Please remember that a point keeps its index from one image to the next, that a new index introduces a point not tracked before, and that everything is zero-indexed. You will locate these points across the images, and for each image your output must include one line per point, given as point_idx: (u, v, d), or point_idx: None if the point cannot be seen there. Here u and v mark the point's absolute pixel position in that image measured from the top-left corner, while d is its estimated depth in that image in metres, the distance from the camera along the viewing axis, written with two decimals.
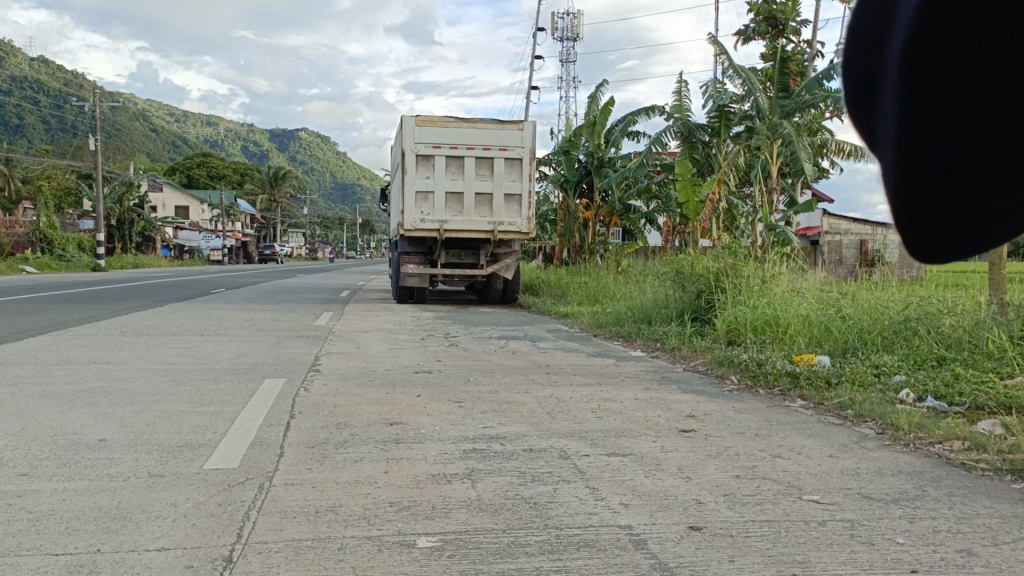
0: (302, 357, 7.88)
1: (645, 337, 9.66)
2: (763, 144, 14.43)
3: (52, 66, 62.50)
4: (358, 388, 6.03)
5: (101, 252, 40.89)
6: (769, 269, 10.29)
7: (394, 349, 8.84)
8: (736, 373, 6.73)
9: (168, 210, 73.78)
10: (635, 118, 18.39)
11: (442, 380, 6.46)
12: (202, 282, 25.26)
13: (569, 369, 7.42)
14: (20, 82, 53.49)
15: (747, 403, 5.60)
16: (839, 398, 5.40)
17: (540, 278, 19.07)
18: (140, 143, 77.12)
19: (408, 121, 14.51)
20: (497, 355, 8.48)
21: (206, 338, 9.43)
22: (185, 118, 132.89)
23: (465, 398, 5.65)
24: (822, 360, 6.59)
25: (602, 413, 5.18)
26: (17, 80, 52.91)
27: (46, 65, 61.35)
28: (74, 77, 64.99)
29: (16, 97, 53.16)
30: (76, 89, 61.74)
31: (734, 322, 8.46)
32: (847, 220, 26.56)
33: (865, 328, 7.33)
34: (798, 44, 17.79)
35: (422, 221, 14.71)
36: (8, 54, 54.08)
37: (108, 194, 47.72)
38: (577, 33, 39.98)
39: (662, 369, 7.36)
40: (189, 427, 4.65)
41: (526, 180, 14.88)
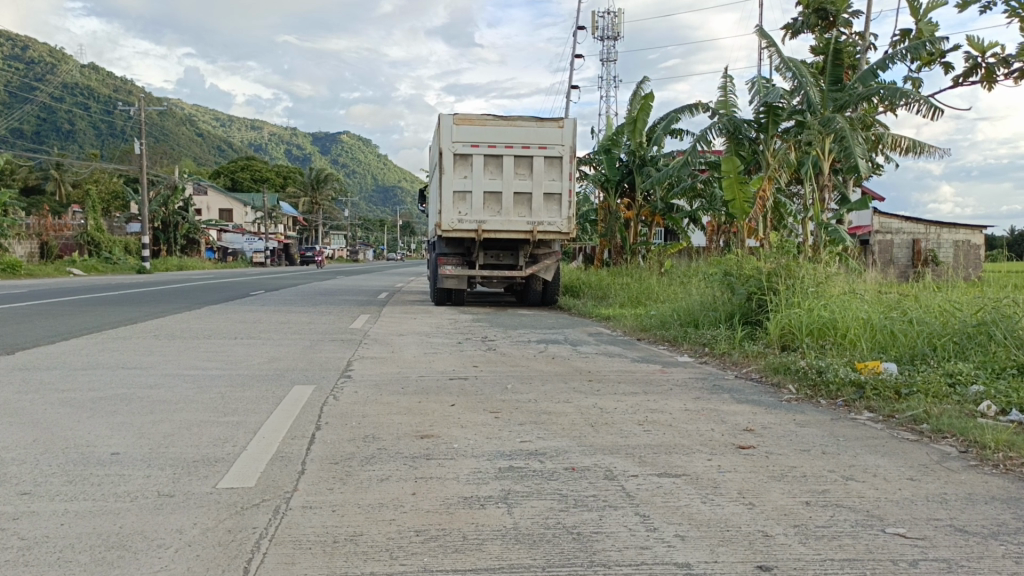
0: (334, 362, 7.59)
1: (692, 341, 9.22)
2: (815, 139, 13.87)
3: (102, 74, 63.87)
4: (390, 397, 5.71)
5: (147, 255, 41.58)
6: (823, 270, 9.77)
7: (430, 354, 8.53)
8: (795, 381, 6.27)
9: (212, 213, 74.94)
10: (678, 115, 17.88)
11: (478, 388, 6.11)
12: (242, 284, 25.27)
13: (612, 376, 7.02)
14: (71, 87, 54.87)
15: (809, 415, 5.16)
16: (912, 410, 4.94)
17: (580, 279, 18.66)
18: (186, 147, 78.52)
19: (446, 119, 14.23)
20: (536, 361, 8.11)
21: (239, 341, 9.21)
22: (230, 122, 135.06)
23: (503, 408, 5.30)
24: (888, 367, 6.12)
25: (650, 426, 4.79)
26: (68, 87, 54.26)
27: (96, 73, 62.76)
28: (121, 82, 66.45)
29: (67, 104, 54.45)
30: (124, 95, 63.11)
31: (788, 325, 8.00)
32: (899, 219, 25.76)
33: (934, 333, 6.81)
34: (850, 36, 17.05)
35: (460, 222, 14.41)
36: (60, 61, 55.40)
37: (154, 198, 48.57)
38: (618, 32, 39.42)
39: (712, 377, 6.93)
40: (208, 439, 4.37)
41: (566, 179, 14.52)
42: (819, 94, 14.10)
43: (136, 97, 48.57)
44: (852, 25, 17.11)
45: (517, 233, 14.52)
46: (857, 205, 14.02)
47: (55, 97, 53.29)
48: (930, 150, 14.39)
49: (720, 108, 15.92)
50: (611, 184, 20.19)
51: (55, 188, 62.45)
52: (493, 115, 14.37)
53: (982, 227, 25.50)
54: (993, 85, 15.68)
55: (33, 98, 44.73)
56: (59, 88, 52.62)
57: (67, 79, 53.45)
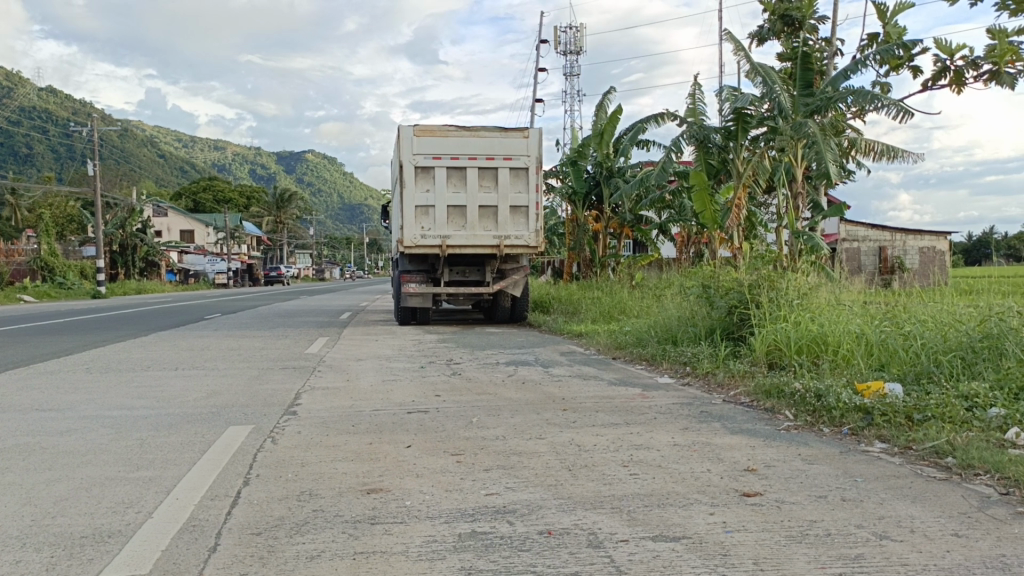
0: (281, 395, 6.84)
1: (671, 360, 8.61)
2: (787, 145, 13.40)
3: (60, 97, 62.51)
4: (336, 438, 4.98)
5: (102, 279, 40.23)
6: (806, 281, 9.20)
7: (389, 381, 7.81)
8: (791, 407, 5.67)
9: (173, 235, 73.51)
10: (644, 125, 17.43)
11: (438, 424, 5.42)
12: (199, 308, 24.16)
13: (588, 403, 6.37)
14: (28, 111, 53.47)
15: (814, 449, 4.56)
16: (933, 441, 4.37)
17: (550, 294, 18.07)
18: (147, 168, 76.92)
19: (405, 130, 13.58)
20: (505, 386, 7.42)
21: (180, 373, 8.38)
22: (193, 142, 133.02)
23: (466, 449, 4.61)
24: (893, 389, 5.51)
25: (637, 468, 4.13)
26: (24, 109, 52.80)
27: (54, 96, 61.34)
28: (81, 105, 65.00)
29: (24, 127, 53.02)
30: (84, 116, 61.66)
31: (774, 342, 7.42)
32: (866, 226, 25.62)
33: (936, 348, 6.21)
34: (817, 42, 16.70)
35: (423, 237, 13.75)
36: (16, 84, 53.99)
37: (111, 220, 47.23)
38: (581, 46, 39.17)
39: (698, 402, 6.31)
40: (107, 503, 3.61)
41: (533, 191, 13.91)
42: (790, 99, 13.68)
43: (91, 119, 47.29)
44: (818, 31, 16.75)
45: (483, 247, 13.89)
46: (832, 211, 13.56)
47: (12, 121, 51.87)
48: (905, 155, 13.99)
49: (688, 116, 15.46)
50: (579, 197, 19.71)
51: (11, 213, 60.62)
52: (455, 126, 13.73)
53: (947, 234, 25.45)
54: (962, 88, 15.40)
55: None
56: (16, 112, 51.30)
57: (24, 101, 52.03)
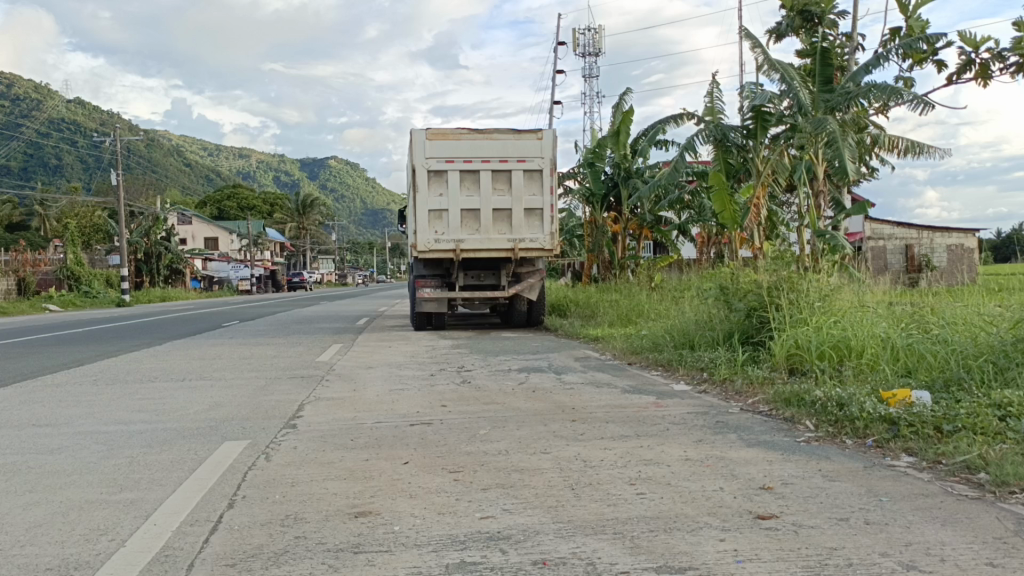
0: (283, 407, 6.65)
1: (688, 366, 8.33)
2: (806, 143, 13.07)
3: (87, 109, 63.38)
4: (332, 454, 4.77)
5: (126, 287, 40.50)
6: (828, 283, 8.88)
7: (396, 391, 7.60)
8: (812, 416, 5.40)
9: (197, 242, 74.17)
10: (662, 125, 17.15)
11: (440, 437, 5.18)
12: (218, 314, 24.15)
13: (599, 413, 6.11)
14: (56, 124, 54.21)
15: (836, 464, 4.30)
16: (964, 455, 4.09)
17: (568, 297, 17.82)
18: (172, 177, 77.70)
19: (417, 134, 13.40)
20: (515, 396, 7.19)
21: (185, 384, 8.21)
22: (216, 150, 134.20)
23: (467, 466, 4.39)
24: (921, 397, 5.21)
25: (645, 487, 3.89)
26: (52, 122, 53.61)
27: (81, 108, 62.22)
28: (107, 116, 65.81)
29: (53, 139, 53.78)
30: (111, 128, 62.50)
31: (795, 346, 7.13)
32: (891, 224, 25.08)
33: (965, 353, 5.89)
34: (838, 38, 16.34)
35: (436, 241, 13.56)
36: (44, 97, 54.81)
37: (135, 229, 47.62)
38: (600, 48, 38.87)
39: (715, 412, 6.05)
40: (82, 529, 3.42)
41: (548, 193, 13.69)
42: (810, 96, 13.36)
43: (113, 129, 47.75)
44: (838, 26, 16.37)
45: (498, 251, 13.68)
46: (855, 209, 13.20)
47: (40, 133, 52.73)
48: (930, 151, 13.61)
49: (706, 115, 15.17)
50: (597, 199, 19.49)
51: (39, 223, 61.48)
52: (468, 130, 13.53)
53: (976, 230, 24.85)
54: (988, 82, 14.98)
55: (14, 135, 44.04)
56: (45, 124, 52.09)
57: (52, 113, 52.81)
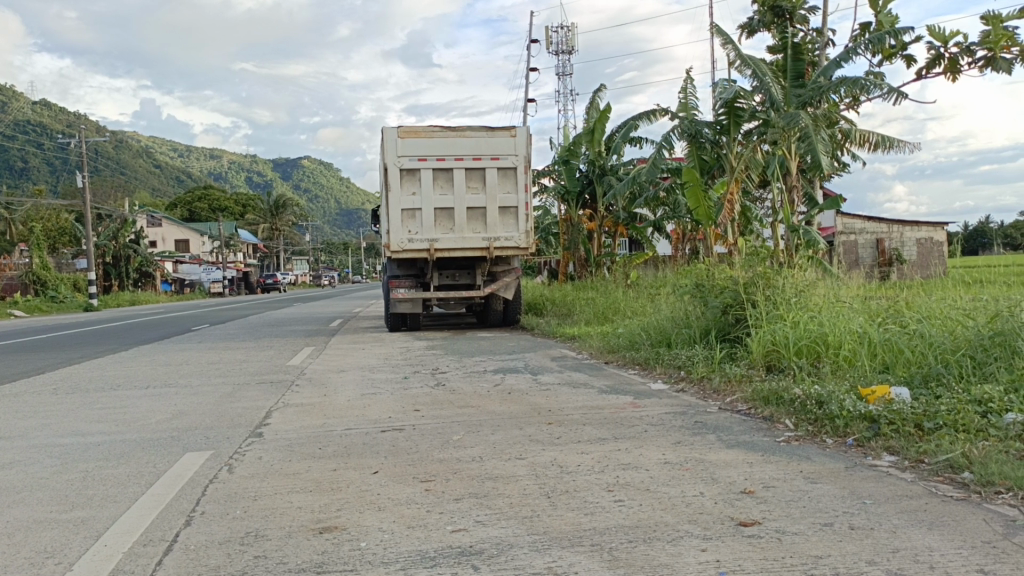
0: (250, 414, 6.44)
1: (665, 364, 8.23)
2: (779, 138, 13.05)
3: (54, 111, 62.37)
4: (299, 464, 4.58)
5: (94, 292, 39.82)
6: (804, 278, 8.82)
7: (368, 395, 7.41)
8: (791, 415, 5.31)
9: (168, 244, 73.22)
10: (635, 121, 17.08)
11: (412, 444, 5.02)
12: (189, 318, 23.72)
13: (575, 415, 5.98)
14: (22, 125, 53.27)
15: (818, 465, 4.20)
16: (947, 454, 4.00)
17: (543, 295, 17.70)
18: (142, 178, 76.63)
19: (389, 133, 13.20)
20: (490, 398, 7.03)
21: (150, 392, 7.96)
22: (187, 151, 132.57)
23: (439, 474, 4.22)
24: (900, 393, 5.13)
25: (623, 494, 3.75)
26: (19, 124, 52.68)
27: (47, 109, 61.21)
28: (74, 117, 64.80)
29: (18, 141, 52.85)
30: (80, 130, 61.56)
31: (772, 342, 7.05)
32: (861, 219, 25.25)
33: (942, 347, 5.82)
34: (808, 33, 16.35)
35: (410, 241, 13.36)
36: (9, 99, 53.83)
37: (103, 231, 46.84)
38: (572, 46, 38.82)
39: (693, 412, 5.94)
40: (27, 552, 3.22)
41: (522, 191, 13.54)
42: (782, 91, 13.35)
43: (79, 131, 46.94)
44: (809, 21, 16.38)
45: (472, 250, 13.52)
46: (828, 204, 13.19)
47: (6, 135, 51.79)
48: (900, 145, 13.64)
49: (680, 110, 15.11)
50: (572, 196, 19.39)
51: (5, 227, 60.43)
52: (440, 127, 13.35)
53: (945, 224, 25.09)
54: (957, 76, 15.05)
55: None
56: (10, 126, 51.20)
57: (19, 116, 51.89)
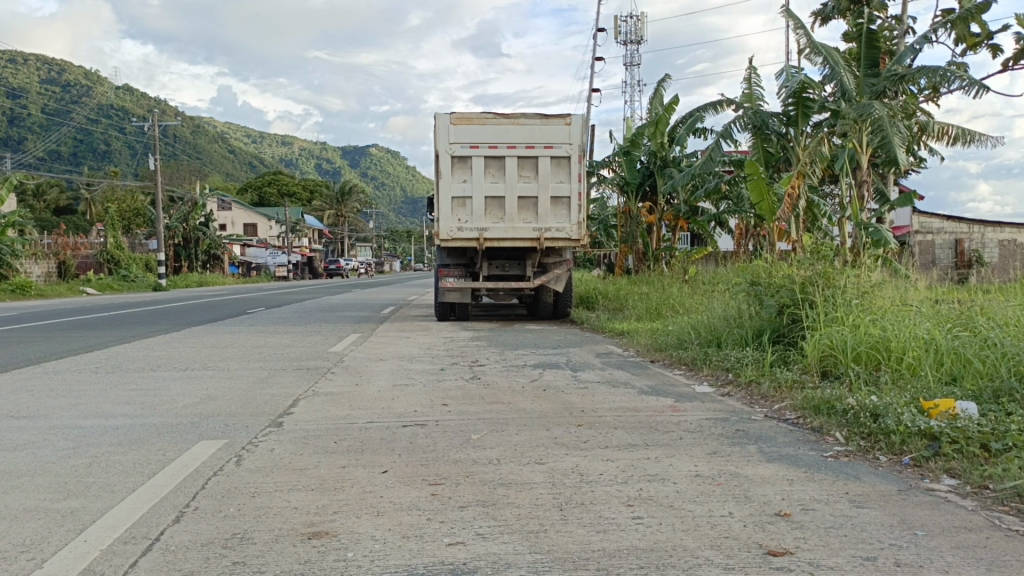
0: (276, 401, 6.28)
1: (714, 365, 7.81)
2: (848, 130, 12.37)
3: (136, 95, 64.47)
4: (310, 457, 4.36)
5: (163, 272, 40.86)
6: (869, 279, 8.27)
7: (401, 386, 7.20)
8: (842, 428, 4.88)
9: (236, 228, 74.92)
10: (700, 112, 16.53)
11: (431, 442, 4.76)
12: (248, 301, 23.97)
13: (608, 417, 5.64)
14: (105, 109, 55.16)
15: (866, 486, 3.80)
16: (1015, 480, 3.55)
17: (597, 288, 17.30)
18: (217, 163, 78.62)
19: (442, 118, 12.98)
20: (524, 394, 6.75)
21: (186, 374, 7.89)
22: (259, 137, 135.54)
23: (451, 477, 3.95)
24: (967, 409, 4.65)
25: (643, 510, 3.43)
26: (101, 108, 54.58)
27: (129, 94, 63.26)
28: (154, 102, 66.84)
29: (102, 125, 54.79)
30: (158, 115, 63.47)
31: (828, 346, 6.57)
32: (939, 218, 24.36)
33: (1017, 359, 5.29)
34: (886, 20, 15.51)
35: (460, 229, 13.15)
36: (93, 83, 55.79)
37: (174, 213, 48.11)
38: (641, 36, 38.11)
39: (736, 419, 5.55)
40: (3, 544, 3.06)
41: (576, 180, 13.18)
42: (854, 80, 12.69)
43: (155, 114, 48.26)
44: (887, 8, 15.53)
45: (523, 240, 13.23)
46: (899, 201, 12.46)
47: (89, 119, 53.73)
48: (981, 139, 12.81)
49: (744, 101, 14.53)
50: (631, 188, 18.94)
51: (86, 207, 62.84)
52: (493, 114, 13.07)
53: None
54: None
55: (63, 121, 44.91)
56: (94, 110, 53.05)
57: (102, 99, 53.76)
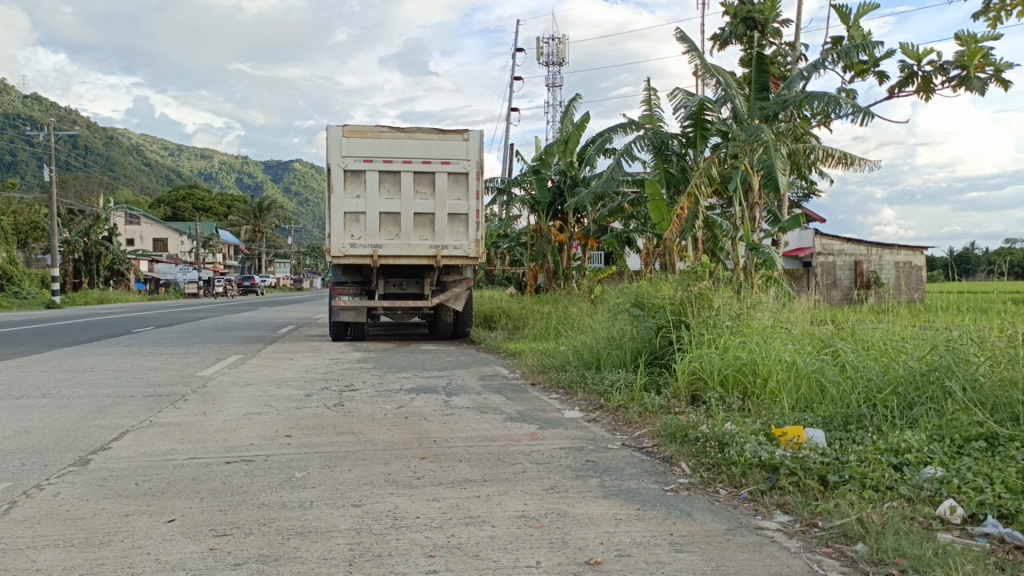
0: (101, 434, 5.69)
1: (589, 389, 7.56)
2: (740, 152, 12.44)
3: (43, 103, 61.58)
4: (95, 504, 3.87)
5: (59, 288, 38.65)
6: (748, 301, 8.19)
7: (253, 414, 6.70)
8: (691, 458, 4.67)
9: (145, 243, 71.94)
10: (610, 133, 16.49)
11: (246, 481, 4.31)
12: (142, 319, 22.74)
13: (457, 448, 5.29)
14: (8, 117, 52.42)
15: (697, 524, 3.56)
16: (843, 519, 3.37)
17: (500, 308, 16.99)
18: (127, 176, 75.61)
19: (333, 131, 12.48)
20: (380, 423, 6.34)
21: (16, 403, 7.18)
22: (175, 150, 131.47)
23: (246, 525, 3.52)
24: (814, 437, 4.48)
25: (442, 562, 3.08)
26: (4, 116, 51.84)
27: (35, 102, 60.39)
28: (64, 112, 63.90)
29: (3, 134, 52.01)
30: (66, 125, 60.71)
31: (697, 370, 6.40)
32: (840, 239, 24.54)
33: (871, 384, 5.17)
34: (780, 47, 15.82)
35: (352, 246, 12.65)
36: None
37: (75, 227, 45.76)
38: (562, 58, 38.38)
39: (594, 448, 5.27)
40: None
41: (473, 198, 12.90)
42: (746, 104, 12.84)
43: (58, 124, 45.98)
44: (781, 35, 15.87)
45: (419, 258, 12.84)
46: (790, 223, 12.62)
47: None
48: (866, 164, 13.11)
49: (645, 121, 14.55)
50: (542, 206, 18.77)
51: None
52: (388, 127, 12.66)
53: (924, 249, 24.68)
54: (930, 95, 14.57)
55: None
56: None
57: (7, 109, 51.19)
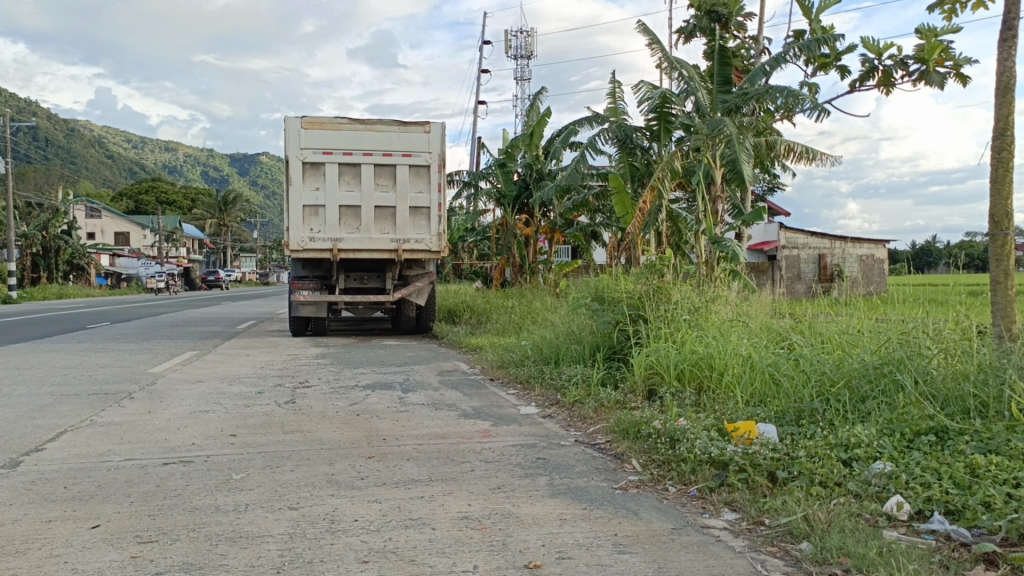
0: (35, 434, 5.46)
1: (547, 384, 7.46)
2: (702, 145, 12.41)
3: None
4: (16, 509, 3.68)
5: (15, 283, 37.68)
6: (707, 294, 8.14)
7: (200, 413, 6.49)
8: (642, 455, 4.58)
9: (106, 237, 70.53)
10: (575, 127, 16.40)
11: (182, 484, 4.14)
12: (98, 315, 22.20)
13: (407, 447, 5.16)
14: None
15: (644, 523, 3.47)
16: (789, 516, 3.30)
17: (464, 302, 16.83)
18: (88, 168, 74.01)
19: (291, 122, 12.23)
20: (332, 421, 6.18)
21: None
22: (137, 142, 129.10)
23: (174, 530, 3.37)
24: (766, 433, 4.42)
25: (376, 567, 2.96)
26: None
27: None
28: (22, 102, 62.34)
29: None
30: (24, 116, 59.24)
31: (654, 365, 6.33)
32: (804, 233, 24.72)
33: (824, 377, 5.12)
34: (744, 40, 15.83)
35: (311, 240, 12.43)
36: None
37: (33, 221, 44.67)
38: (531, 51, 38.22)
39: (549, 445, 5.16)
40: None
41: (435, 190, 12.73)
42: (708, 97, 12.82)
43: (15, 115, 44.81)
44: (744, 29, 15.88)
45: (379, 252, 12.65)
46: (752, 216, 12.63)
47: None
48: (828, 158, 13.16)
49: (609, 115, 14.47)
50: (508, 200, 18.64)
51: None
52: (348, 119, 12.43)
53: (886, 243, 24.96)
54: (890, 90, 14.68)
55: None
56: None
57: None
